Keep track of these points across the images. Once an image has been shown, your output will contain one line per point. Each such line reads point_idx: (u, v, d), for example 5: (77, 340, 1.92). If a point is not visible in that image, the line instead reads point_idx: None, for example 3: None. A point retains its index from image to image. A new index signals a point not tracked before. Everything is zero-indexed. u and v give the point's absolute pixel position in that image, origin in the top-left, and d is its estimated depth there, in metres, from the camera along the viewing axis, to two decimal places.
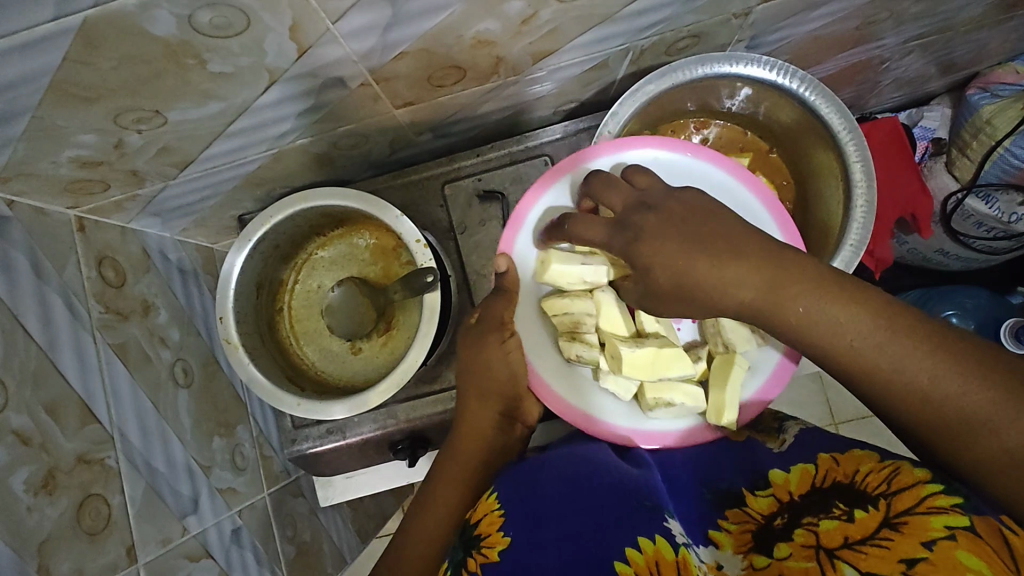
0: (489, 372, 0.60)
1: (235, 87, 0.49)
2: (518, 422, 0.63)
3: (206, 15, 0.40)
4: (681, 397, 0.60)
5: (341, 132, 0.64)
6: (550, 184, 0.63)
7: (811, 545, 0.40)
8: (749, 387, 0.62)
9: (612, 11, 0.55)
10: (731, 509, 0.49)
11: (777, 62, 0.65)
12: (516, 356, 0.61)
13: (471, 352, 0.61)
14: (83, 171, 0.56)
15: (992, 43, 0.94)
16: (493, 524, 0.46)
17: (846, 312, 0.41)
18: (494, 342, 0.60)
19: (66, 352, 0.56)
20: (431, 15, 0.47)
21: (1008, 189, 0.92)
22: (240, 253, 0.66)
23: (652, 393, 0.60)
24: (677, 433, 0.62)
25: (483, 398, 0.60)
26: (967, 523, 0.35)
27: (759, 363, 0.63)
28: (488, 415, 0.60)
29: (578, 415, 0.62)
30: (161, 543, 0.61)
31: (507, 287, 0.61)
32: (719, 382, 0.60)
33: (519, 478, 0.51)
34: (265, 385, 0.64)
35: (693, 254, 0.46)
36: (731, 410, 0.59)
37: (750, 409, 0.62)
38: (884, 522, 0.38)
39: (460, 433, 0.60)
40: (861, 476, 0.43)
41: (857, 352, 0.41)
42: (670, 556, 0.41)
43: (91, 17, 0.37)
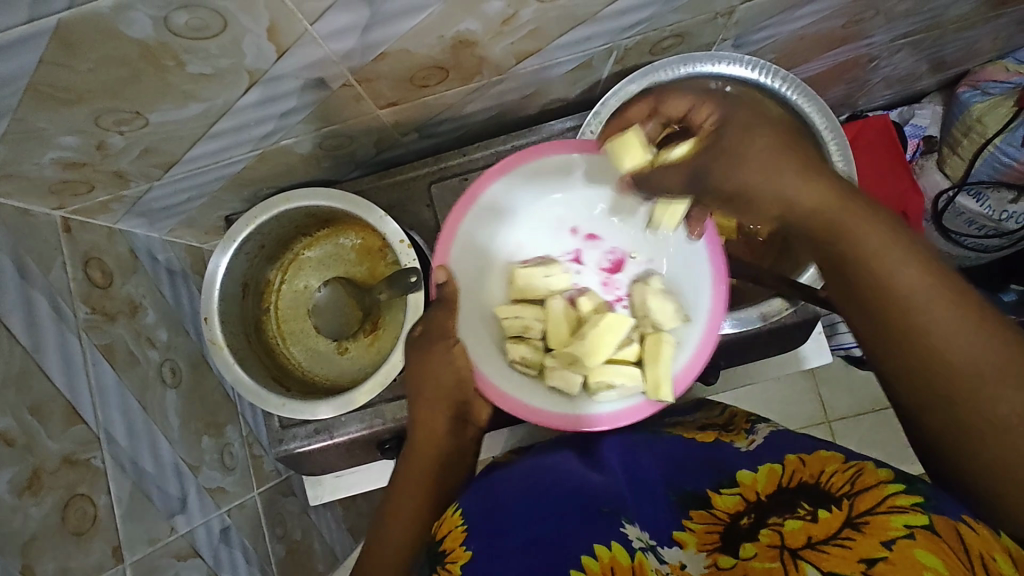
0: (435, 379, 0.58)
1: (216, 88, 0.49)
2: (470, 423, 0.61)
3: (181, 17, 0.40)
4: (619, 378, 0.60)
5: (326, 132, 0.64)
6: (505, 169, 0.63)
7: (776, 545, 0.40)
8: (681, 362, 0.61)
9: (594, 10, 0.55)
10: (696, 509, 0.49)
11: (758, 62, 0.66)
12: (463, 361, 0.59)
13: (417, 363, 0.59)
14: (67, 172, 0.56)
15: (983, 40, 0.94)
16: (457, 540, 0.46)
17: (900, 251, 0.40)
18: (439, 350, 0.59)
19: (51, 352, 0.57)
20: (410, 16, 0.47)
21: (1000, 187, 0.94)
22: (225, 254, 0.66)
23: (592, 377, 0.60)
24: (622, 415, 0.61)
25: (433, 399, 0.59)
26: (926, 521, 0.36)
27: (688, 338, 0.62)
28: (439, 421, 0.59)
29: (520, 406, 0.61)
30: (149, 542, 0.61)
31: (448, 297, 0.60)
32: (651, 360, 0.60)
33: (483, 491, 0.52)
34: (250, 385, 0.64)
35: (775, 167, 0.42)
36: (667, 384, 0.59)
37: (682, 382, 0.61)
38: (847, 522, 0.38)
39: (416, 437, 0.59)
40: (827, 477, 0.43)
41: (895, 287, 0.40)
42: (626, 560, 0.42)
43: (65, 19, 0.37)
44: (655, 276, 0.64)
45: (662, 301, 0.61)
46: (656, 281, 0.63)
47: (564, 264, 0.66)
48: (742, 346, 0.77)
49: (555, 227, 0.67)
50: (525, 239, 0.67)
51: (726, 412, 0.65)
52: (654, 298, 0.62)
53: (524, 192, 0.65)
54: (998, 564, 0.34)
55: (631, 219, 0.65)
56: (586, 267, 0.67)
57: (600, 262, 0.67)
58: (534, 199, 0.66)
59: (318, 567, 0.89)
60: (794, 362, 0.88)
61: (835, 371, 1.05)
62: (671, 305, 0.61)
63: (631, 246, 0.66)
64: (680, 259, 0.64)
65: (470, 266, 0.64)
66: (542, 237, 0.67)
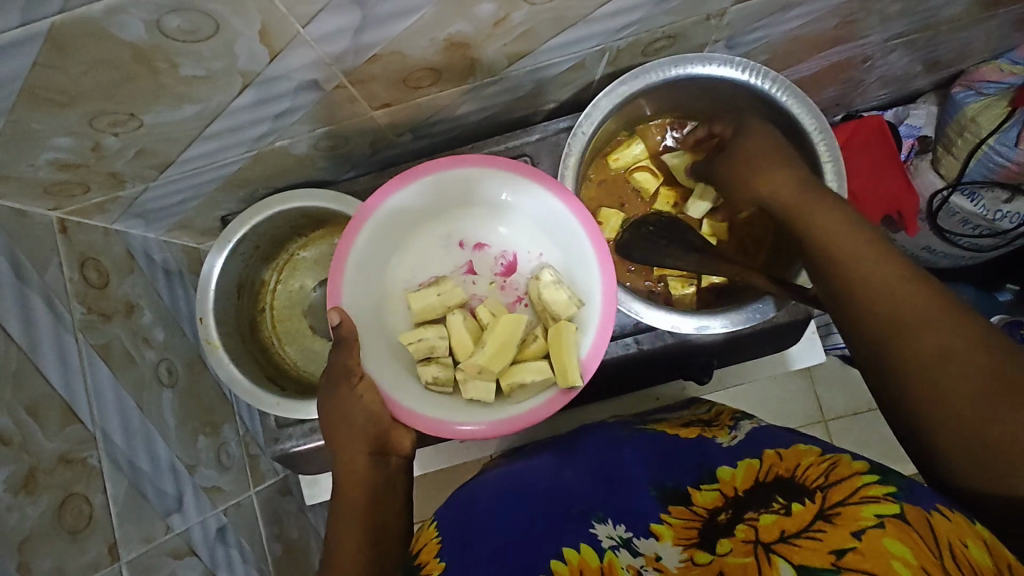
0: (349, 420, 0.57)
1: (210, 90, 0.50)
2: (391, 455, 0.59)
3: (174, 20, 0.40)
4: (532, 375, 0.59)
5: (321, 133, 0.64)
6: (408, 179, 0.60)
7: (750, 540, 0.40)
8: (588, 345, 0.59)
9: (586, 12, 0.55)
10: (675, 504, 0.49)
11: (750, 63, 0.65)
12: (371, 398, 0.58)
13: (329, 407, 0.58)
14: (62, 173, 0.56)
15: (977, 41, 0.95)
16: (431, 552, 0.48)
17: (874, 252, 0.52)
18: (345, 391, 0.57)
19: (47, 352, 0.57)
20: (401, 18, 0.47)
21: (994, 187, 0.95)
22: (220, 254, 0.66)
23: (504, 379, 0.60)
24: (541, 409, 0.58)
25: (350, 436, 0.57)
26: (897, 511, 0.36)
27: (586, 320, 0.60)
28: (359, 457, 0.57)
29: (431, 423, 0.58)
30: (145, 541, 0.61)
31: (346, 337, 0.57)
32: (557, 349, 0.58)
33: (457, 503, 0.55)
34: (244, 384, 0.65)
35: (777, 160, 0.62)
36: (575, 368, 0.57)
37: (591, 365, 0.59)
38: (819, 515, 0.39)
39: (342, 477, 0.57)
40: (801, 471, 0.44)
41: (869, 275, 0.51)
42: (594, 563, 0.44)
43: (58, 22, 0.37)
44: (546, 269, 0.62)
45: (555, 290, 0.60)
46: (547, 271, 0.62)
47: (457, 278, 0.67)
48: (736, 345, 0.78)
49: (442, 244, 0.67)
50: (417, 262, 0.66)
51: (714, 408, 0.67)
52: (548, 291, 0.60)
53: (407, 214, 0.63)
54: (969, 550, 0.34)
55: (514, 228, 0.66)
56: (480, 277, 0.67)
57: (494, 267, 0.67)
58: (418, 222, 0.65)
59: (315, 566, 0.89)
60: (790, 361, 0.88)
61: (830, 371, 1.06)
62: (564, 292, 0.60)
63: (518, 250, 0.67)
64: (569, 248, 0.64)
65: (367, 300, 0.62)
66: (430, 255, 0.67)
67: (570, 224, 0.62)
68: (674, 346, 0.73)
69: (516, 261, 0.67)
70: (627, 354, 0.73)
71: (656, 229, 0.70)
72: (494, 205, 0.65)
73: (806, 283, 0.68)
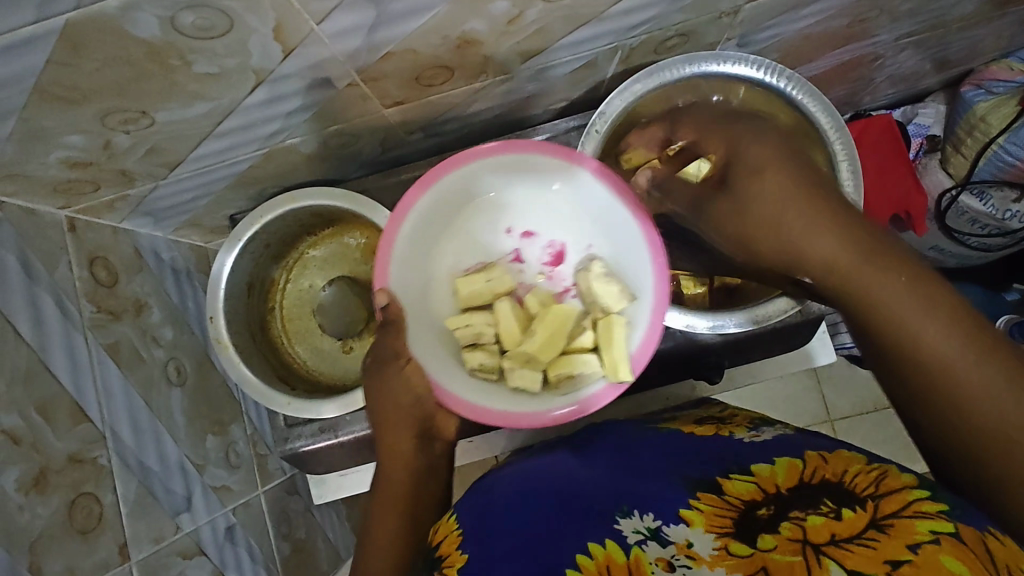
0: (394, 402, 0.60)
1: (222, 88, 0.49)
2: (436, 440, 0.62)
3: (188, 17, 0.40)
4: (579, 367, 0.60)
5: (331, 131, 0.64)
6: (455, 165, 0.62)
7: (798, 539, 0.40)
8: (638, 338, 0.60)
9: (599, 10, 0.55)
10: (705, 491, 0.48)
11: (764, 61, 0.65)
12: (418, 377, 0.60)
13: (375, 391, 0.60)
14: (73, 171, 0.56)
15: (987, 40, 0.94)
16: (453, 545, 0.48)
17: (920, 302, 0.42)
18: (392, 372, 0.60)
19: (57, 351, 0.57)
20: (415, 16, 0.47)
21: (1002, 186, 0.94)
22: (231, 253, 0.66)
23: (552, 369, 0.61)
24: (590, 400, 0.60)
25: (396, 422, 0.60)
26: (951, 529, 0.37)
27: (636, 314, 0.61)
28: (405, 440, 0.60)
29: (476, 408, 0.60)
30: (154, 541, 0.61)
31: (393, 318, 0.60)
32: (607, 344, 0.59)
33: (478, 497, 0.54)
34: (254, 383, 0.65)
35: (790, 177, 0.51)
36: (625, 364, 0.58)
37: (642, 360, 0.60)
38: (871, 523, 0.39)
39: (385, 459, 0.60)
40: (850, 477, 0.44)
41: (913, 340, 0.42)
42: (621, 560, 0.43)
43: (72, 20, 0.37)
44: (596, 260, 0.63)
45: (607, 283, 0.61)
46: (599, 264, 0.62)
47: (506, 265, 0.66)
48: (746, 345, 0.77)
49: (492, 231, 0.66)
50: (464, 249, 0.66)
51: (728, 409, 0.67)
52: (598, 284, 0.61)
53: (455, 198, 0.64)
54: None
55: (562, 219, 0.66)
56: (528, 265, 0.67)
57: (541, 257, 0.67)
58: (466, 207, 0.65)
59: (323, 566, 0.89)
60: (799, 361, 0.88)
61: (838, 370, 1.05)
62: (616, 285, 0.61)
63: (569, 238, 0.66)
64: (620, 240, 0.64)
65: (413, 280, 0.63)
66: (479, 244, 0.66)
67: (621, 215, 0.63)
68: (685, 345, 0.73)
69: (564, 250, 0.66)
70: None
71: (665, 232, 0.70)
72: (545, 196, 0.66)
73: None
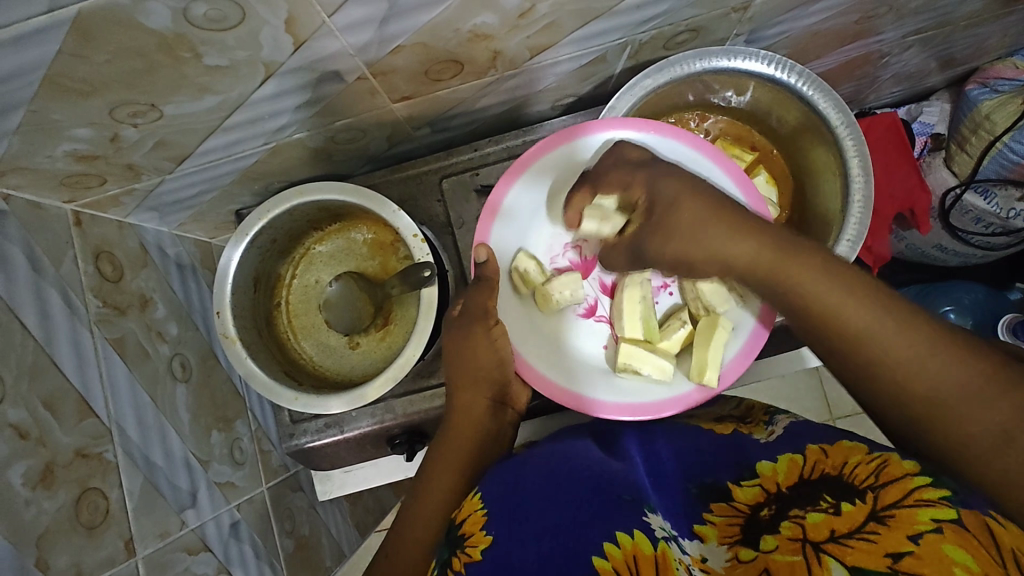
0: (477, 360, 0.63)
1: (233, 81, 0.49)
2: (508, 407, 0.66)
3: (200, 7, 0.39)
4: (651, 368, 0.63)
5: (339, 127, 0.64)
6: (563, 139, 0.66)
7: (798, 538, 0.41)
8: (733, 353, 0.65)
9: (611, 4, 0.54)
10: (717, 502, 0.50)
11: (775, 56, 0.65)
12: (503, 343, 0.64)
13: (458, 342, 0.63)
14: (80, 165, 0.55)
15: (993, 38, 0.94)
16: (477, 524, 0.48)
17: (847, 284, 0.45)
18: (481, 332, 0.63)
19: (63, 345, 0.56)
20: (427, 10, 0.47)
21: (1007, 185, 0.93)
22: (238, 247, 0.65)
23: (622, 358, 0.64)
24: (664, 403, 0.64)
25: (474, 383, 0.63)
26: (953, 516, 0.37)
27: (741, 321, 0.65)
28: (482, 399, 0.63)
29: (551, 387, 0.65)
30: (160, 536, 0.61)
31: (488, 276, 0.64)
32: (703, 342, 0.63)
33: (501, 477, 0.53)
34: (262, 379, 0.64)
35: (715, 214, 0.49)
36: (712, 368, 0.62)
37: (731, 374, 0.64)
38: (871, 515, 0.39)
39: (456, 416, 0.63)
40: (849, 469, 0.44)
41: (854, 326, 0.44)
42: (649, 551, 0.43)
43: (83, 10, 0.37)
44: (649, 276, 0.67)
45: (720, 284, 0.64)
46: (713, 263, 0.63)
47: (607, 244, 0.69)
48: None
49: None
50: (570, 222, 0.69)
51: (743, 405, 0.68)
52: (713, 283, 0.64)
53: (572, 165, 0.67)
54: None
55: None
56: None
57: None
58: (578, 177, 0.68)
59: (326, 562, 0.89)
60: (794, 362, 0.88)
61: None
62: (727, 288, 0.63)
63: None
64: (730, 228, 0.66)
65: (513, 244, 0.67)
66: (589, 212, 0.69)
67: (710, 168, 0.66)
68: None
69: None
70: None
71: None
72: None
73: None
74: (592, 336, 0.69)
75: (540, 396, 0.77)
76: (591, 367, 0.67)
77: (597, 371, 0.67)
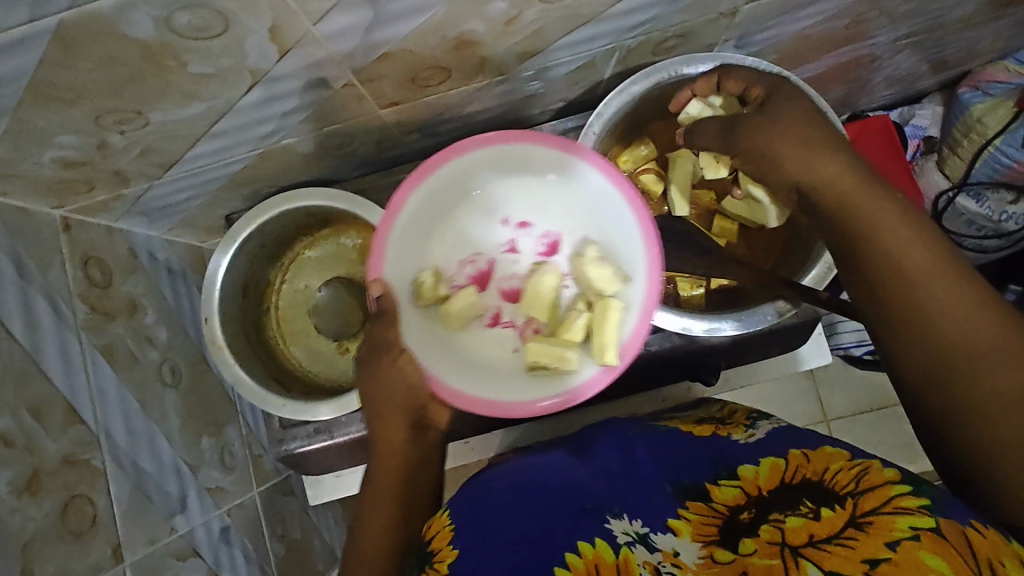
0: (387, 391, 0.57)
1: (219, 88, 0.49)
2: (431, 428, 0.60)
3: (183, 16, 0.39)
4: (557, 361, 0.58)
5: (328, 132, 0.64)
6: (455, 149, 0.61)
7: (776, 541, 0.43)
8: (629, 325, 0.60)
9: (597, 11, 0.55)
10: (693, 500, 0.51)
11: (762, 63, 0.65)
12: (412, 369, 0.57)
13: (368, 383, 0.57)
14: (67, 171, 0.55)
15: (984, 42, 0.94)
16: (445, 539, 0.50)
17: (908, 226, 0.45)
18: (387, 364, 0.57)
19: (50, 352, 0.56)
20: (413, 17, 0.47)
21: (999, 188, 0.95)
22: (226, 254, 0.66)
23: (531, 357, 0.59)
24: (578, 390, 0.59)
25: (385, 412, 0.57)
26: (932, 525, 0.38)
27: (632, 297, 0.60)
28: (399, 429, 0.57)
29: (470, 400, 0.59)
30: (149, 543, 0.61)
31: (389, 308, 0.58)
32: (601, 328, 0.58)
33: (470, 493, 0.55)
34: (250, 386, 0.65)
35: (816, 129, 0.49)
36: (612, 348, 0.58)
37: (631, 348, 0.59)
38: (850, 522, 0.41)
39: (378, 450, 0.58)
40: (830, 475, 0.46)
41: (904, 262, 0.44)
42: (610, 558, 0.45)
43: (65, 20, 0.37)
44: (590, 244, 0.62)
45: (598, 267, 0.60)
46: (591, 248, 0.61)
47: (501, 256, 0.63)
48: (745, 346, 0.77)
49: (487, 216, 0.63)
50: (459, 238, 0.63)
51: (726, 408, 0.68)
52: (592, 267, 0.60)
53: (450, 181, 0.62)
54: (1006, 568, 0.36)
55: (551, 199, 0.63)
56: (522, 255, 0.63)
57: (536, 246, 0.64)
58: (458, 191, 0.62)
59: (318, 566, 0.89)
60: (784, 365, 0.87)
61: (833, 369, 1.06)
62: (607, 269, 0.60)
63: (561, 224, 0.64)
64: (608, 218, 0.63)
65: (409, 267, 0.61)
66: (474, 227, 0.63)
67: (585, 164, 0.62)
68: (681, 346, 0.73)
69: (559, 240, 0.63)
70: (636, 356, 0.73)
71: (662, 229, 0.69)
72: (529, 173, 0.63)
73: (816, 284, 0.66)
74: (498, 344, 0.63)
75: None
76: (496, 375, 0.61)
77: (501, 378, 0.61)
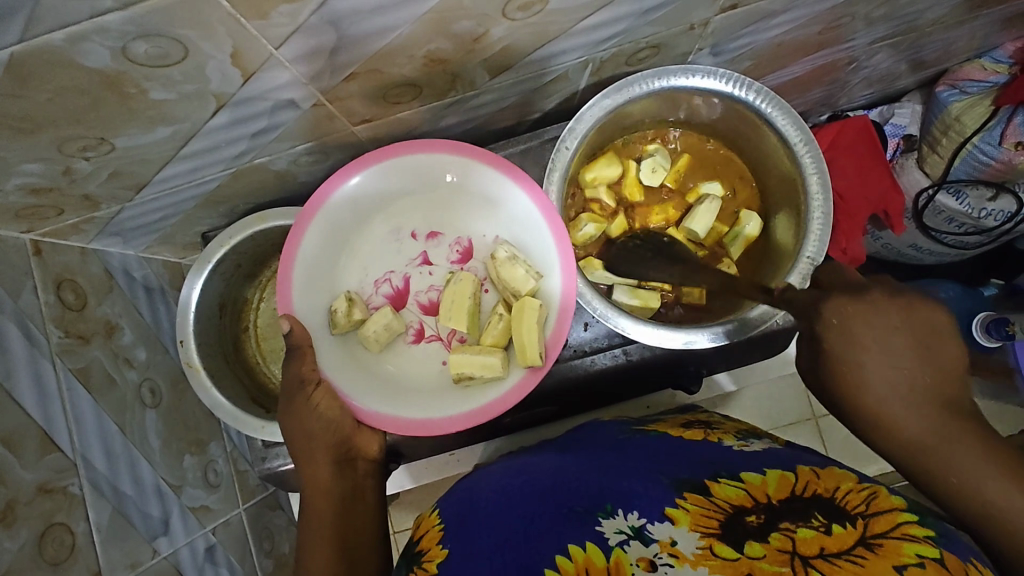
0: (306, 429, 0.62)
1: (185, 111, 0.49)
2: (358, 460, 0.65)
3: (141, 46, 0.39)
4: (478, 369, 0.63)
5: (300, 150, 0.63)
6: (352, 169, 0.65)
7: (788, 550, 0.43)
8: (550, 326, 0.64)
9: (567, 26, 0.54)
10: (691, 492, 0.51)
11: (733, 74, 0.65)
12: (329, 406, 0.62)
13: (288, 418, 0.62)
14: (33, 197, 0.54)
15: (960, 41, 0.93)
16: (434, 540, 0.52)
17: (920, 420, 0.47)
18: (302, 402, 0.62)
19: (24, 378, 0.55)
20: (379, 37, 0.46)
21: (978, 184, 0.95)
22: (200, 275, 0.68)
23: (454, 369, 0.63)
24: (510, 396, 0.63)
25: (314, 451, 0.62)
26: (937, 555, 0.40)
27: (548, 292, 0.65)
28: (320, 462, 0.62)
29: (393, 422, 0.63)
30: (130, 567, 0.60)
31: (296, 344, 0.62)
32: (519, 326, 0.62)
33: (460, 497, 0.58)
34: (227, 408, 0.66)
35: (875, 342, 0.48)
36: (533, 346, 0.61)
37: (555, 346, 0.63)
38: (861, 541, 0.43)
39: (309, 487, 0.62)
40: (841, 494, 0.48)
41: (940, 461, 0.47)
42: (600, 562, 0.45)
43: (17, 52, 0.36)
44: (501, 246, 0.66)
45: (512, 267, 0.64)
46: (503, 249, 0.65)
47: (413, 269, 0.69)
48: (724, 352, 0.78)
49: (394, 234, 0.69)
50: (371, 261, 0.69)
51: (714, 418, 0.71)
52: (505, 268, 0.64)
53: (355, 205, 0.67)
54: None
55: (464, 210, 0.69)
56: (436, 266, 0.70)
57: (449, 256, 0.70)
58: (364, 219, 0.68)
59: None
60: (780, 366, 0.87)
61: None
62: (520, 268, 0.64)
63: (472, 234, 0.70)
64: (520, 223, 0.67)
65: (321, 300, 0.66)
66: (386, 249, 0.69)
67: (486, 172, 0.67)
68: (661, 354, 0.74)
69: (471, 247, 0.70)
70: (616, 365, 0.73)
71: (645, 245, 0.70)
72: (438, 188, 0.68)
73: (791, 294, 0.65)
74: (428, 359, 0.68)
75: (513, 412, 0.77)
76: (414, 390, 0.66)
77: (414, 392, 0.66)
